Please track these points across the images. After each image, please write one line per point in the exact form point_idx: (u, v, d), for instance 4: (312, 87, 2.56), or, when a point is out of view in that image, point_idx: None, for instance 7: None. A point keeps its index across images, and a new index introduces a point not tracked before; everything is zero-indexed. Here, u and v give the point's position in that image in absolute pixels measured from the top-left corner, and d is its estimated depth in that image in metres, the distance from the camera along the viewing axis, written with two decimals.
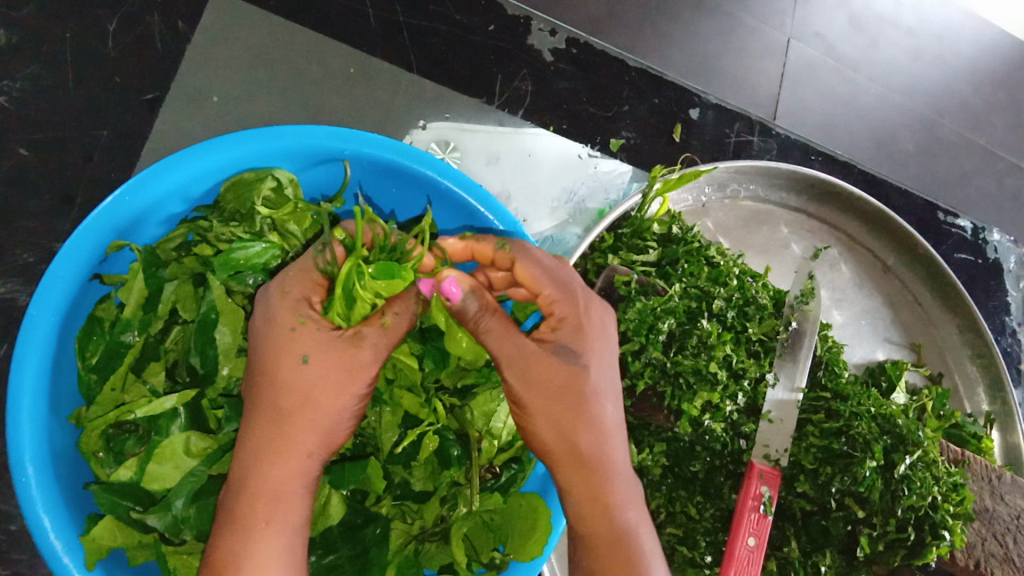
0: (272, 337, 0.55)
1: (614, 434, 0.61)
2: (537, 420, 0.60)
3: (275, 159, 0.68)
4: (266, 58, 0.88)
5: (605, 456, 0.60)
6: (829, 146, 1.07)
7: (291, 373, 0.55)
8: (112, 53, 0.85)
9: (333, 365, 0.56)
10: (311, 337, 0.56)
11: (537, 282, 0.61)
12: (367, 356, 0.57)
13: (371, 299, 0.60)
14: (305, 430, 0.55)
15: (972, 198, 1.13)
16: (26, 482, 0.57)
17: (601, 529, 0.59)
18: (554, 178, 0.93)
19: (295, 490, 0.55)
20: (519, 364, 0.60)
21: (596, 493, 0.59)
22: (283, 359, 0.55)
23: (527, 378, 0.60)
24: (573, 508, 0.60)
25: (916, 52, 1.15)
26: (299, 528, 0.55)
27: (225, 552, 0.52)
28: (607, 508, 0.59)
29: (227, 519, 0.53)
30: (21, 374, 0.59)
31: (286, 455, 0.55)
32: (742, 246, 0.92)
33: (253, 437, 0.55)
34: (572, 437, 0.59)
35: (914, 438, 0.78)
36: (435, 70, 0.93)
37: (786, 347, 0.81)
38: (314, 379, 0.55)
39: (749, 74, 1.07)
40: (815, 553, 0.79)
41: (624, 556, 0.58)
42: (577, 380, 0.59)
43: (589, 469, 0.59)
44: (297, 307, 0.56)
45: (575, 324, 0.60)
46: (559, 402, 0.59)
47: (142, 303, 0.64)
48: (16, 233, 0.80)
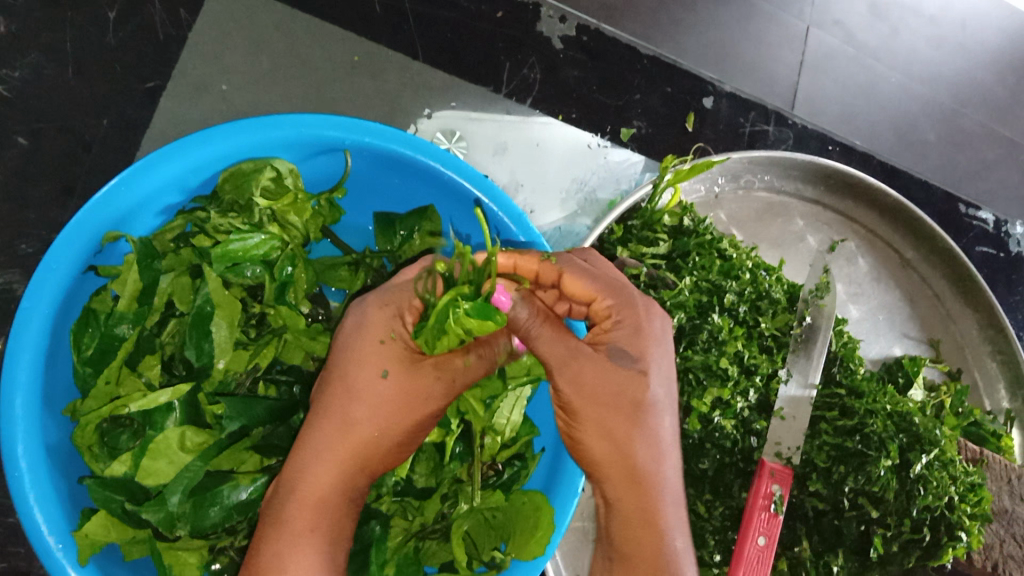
0: (359, 346, 0.55)
1: (666, 449, 0.58)
2: (587, 428, 0.58)
3: (273, 148, 0.66)
4: (269, 45, 0.87)
5: (649, 471, 0.57)
6: (846, 136, 1.05)
7: (368, 383, 0.54)
8: (113, 41, 0.84)
9: (412, 385, 0.56)
10: (404, 357, 0.55)
11: (591, 290, 0.61)
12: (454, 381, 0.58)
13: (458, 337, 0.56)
14: (371, 448, 0.55)
15: (994, 190, 1.10)
16: (18, 476, 0.57)
17: (644, 550, 0.56)
18: (563, 168, 0.91)
19: (342, 503, 0.55)
20: (575, 371, 0.58)
21: (643, 511, 0.57)
22: (367, 368, 0.54)
23: (582, 385, 0.58)
24: (617, 529, 0.58)
25: (939, 40, 1.11)
26: (342, 541, 0.55)
27: (268, 558, 0.51)
28: (653, 531, 0.57)
29: (272, 524, 0.53)
30: (15, 367, 0.58)
31: (346, 469, 0.54)
32: (755, 239, 0.90)
33: (318, 448, 0.54)
34: (627, 448, 0.57)
35: (931, 436, 0.76)
36: (441, 59, 0.92)
37: (799, 342, 0.79)
38: (388, 394, 0.55)
39: (764, 61, 1.04)
40: (827, 553, 0.77)
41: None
42: (634, 388, 0.58)
43: (635, 486, 0.57)
44: (389, 319, 0.55)
45: (630, 328, 0.59)
46: (612, 412, 0.57)
47: (137, 295, 0.62)
48: (17, 224, 0.79)
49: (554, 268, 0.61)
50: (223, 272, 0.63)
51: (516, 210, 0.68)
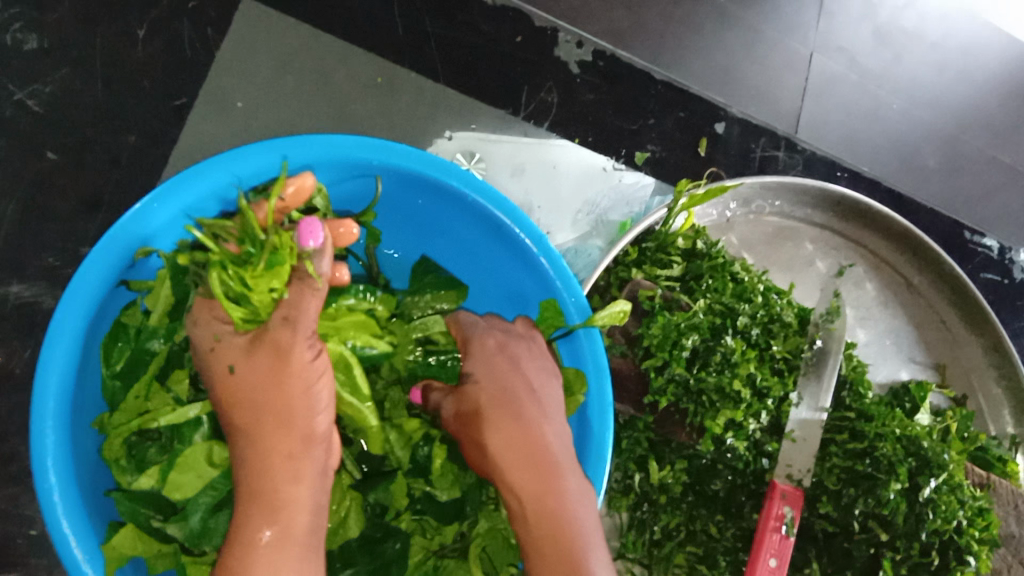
0: (204, 362, 0.60)
1: (557, 439, 0.58)
2: (476, 443, 0.60)
3: (302, 167, 0.67)
4: (293, 64, 0.89)
5: (534, 456, 0.56)
6: (854, 162, 1.07)
7: (227, 386, 0.58)
8: (141, 58, 0.85)
9: (256, 368, 0.58)
10: (230, 346, 0.59)
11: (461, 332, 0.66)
12: (286, 338, 0.58)
13: (264, 291, 0.59)
14: (273, 434, 0.57)
15: (998, 216, 1.12)
16: (47, 488, 0.56)
17: (544, 528, 0.54)
18: (577, 190, 0.93)
19: (288, 494, 0.56)
20: (458, 394, 0.62)
21: (522, 488, 0.55)
22: (216, 375, 0.59)
23: (455, 410, 0.61)
24: (520, 524, 0.55)
25: (941, 67, 1.12)
26: (307, 535, 0.55)
27: (229, 567, 0.53)
28: (544, 508, 0.54)
29: (230, 543, 0.55)
30: (46, 379, 0.58)
31: (270, 458, 0.57)
32: (765, 262, 0.92)
33: (242, 459, 0.57)
34: (490, 443, 0.58)
35: (939, 461, 0.77)
36: (461, 81, 0.93)
37: (810, 366, 0.80)
38: (244, 386, 0.58)
39: (775, 88, 1.06)
40: (836, 575, 0.78)
41: (565, 552, 0.52)
42: (486, 387, 0.60)
43: (511, 475, 0.57)
44: (210, 326, 0.60)
45: (504, 345, 0.63)
46: (475, 416, 0.60)
47: (169, 311, 0.63)
48: (43, 237, 0.80)
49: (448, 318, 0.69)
50: (237, 275, 0.59)
51: (537, 231, 0.69)
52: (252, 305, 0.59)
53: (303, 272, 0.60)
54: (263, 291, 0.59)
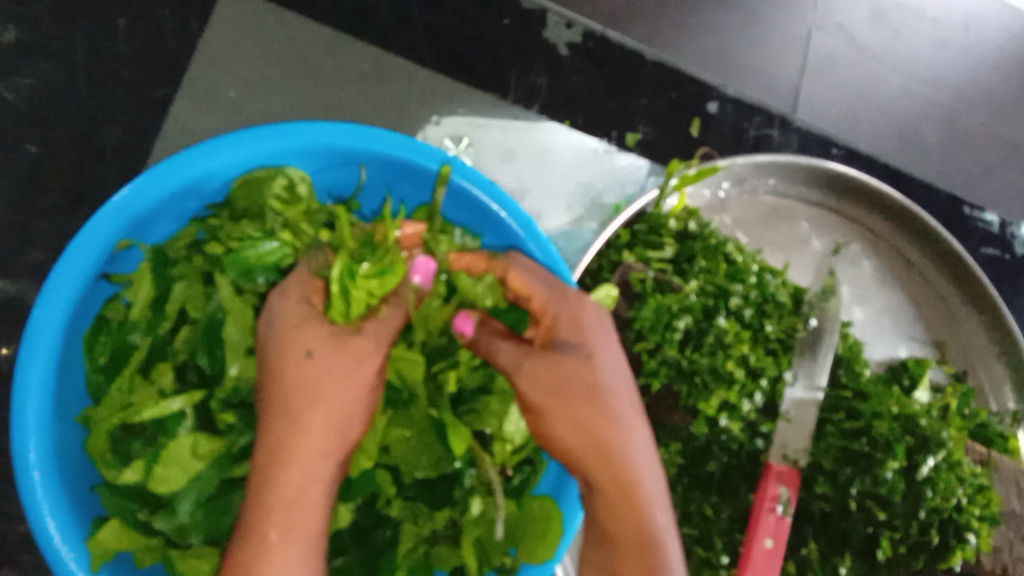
0: (279, 335, 0.56)
1: (638, 431, 0.60)
2: (553, 421, 0.60)
3: (283, 156, 0.67)
4: (277, 52, 0.88)
5: (616, 451, 0.58)
6: (850, 138, 1.05)
7: (297, 370, 0.55)
8: (123, 49, 0.85)
9: (337, 361, 0.56)
10: (315, 332, 0.56)
11: (528, 287, 0.63)
12: (369, 347, 0.58)
13: (366, 296, 0.61)
14: (320, 429, 0.55)
15: (998, 192, 1.10)
16: (31, 484, 0.57)
17: (626, 527, 0.57)
18: (569, 174, 0.92)
19: (308, 494, 0.54)
20: (532, 371, 0.61)
21: (624, 484, 0.58)
22: (290, 355, 0.55)
23: (538, 384, 0.60)
24: (603, 514, 0.59)
25: (940, 43, 1.11)
26: (315, 535, 0.55)
27: (237, 562, 0.53)
28: (635, 509, 0.57)
29: (243, 534, 0.54)
30: (28, 375, 0.58)
31: (306, 451, 0.55)
32: (759, 243, 0.90)
33: (276, 443, 0.55)
34: (593, 433, 0.59)
35: (937, 438, 0.77)
36: (448, 65, 0.92)
37: (805, 345, 0.79)
38: (318, 376, 0.55)
39: (769, 66, 1.05)
40: (834, 556, 0.77)
41: (649, 558, 0.57)
42: (584, 373, 0.60)
43: (612, 466, 0.58)
44: (300, 305, 0.58)
45: (571, 321, 0.62)
46: (567, 400, 0.59)
47: (150, 303, 0.64)
48: (28, 231, 0.80)
49: (501, 265, 0.65)
50: (352, 269, 0.61)
51: (524, 216, 0.70)
52: (350, 298, 0.60)
53: (402, 299, 0.64)
54: (366, 295, 0.61)
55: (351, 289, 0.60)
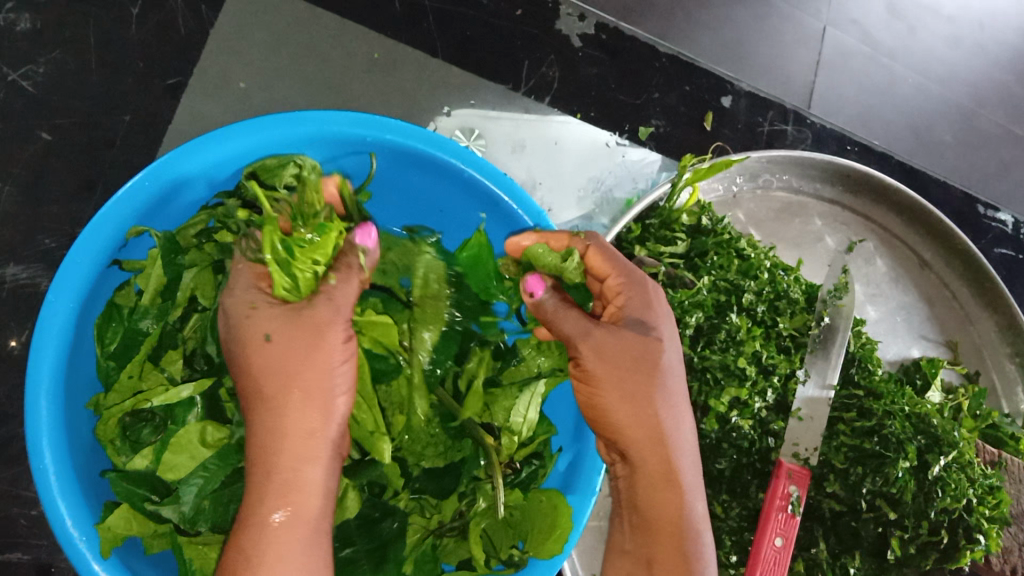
0: (233, 325, 0.56)
1: (687, 422, 0.62)
2: (610, 395, 0.60)
3: (296, 145, 0.66)
4: (289, 42, 0.87)
5: (664, 436, 0.60)
6: (865, 135, 1.04)
7: (260, 355, 0.55)
8: (135, 37, 0.84)
9: (297, 337, 0.55)
10: (266, 315, 0.55)
11: (607, 267, 0.64)
12: (324, 315, 0.56)
13: (309, 264, 0.58)
14: (297, 409, 0.54)
15: (1015, 191, 1.09)
16: (44, 469, 0.57)
17: (666, 511, 0.59)
18: (581, 167, 0.91)
19: (305, 475, 0.54)
20: (602, 342, 0.60)
21: (670, 469, 0.59)
22: (249, 343, 0.55)
23: (605, 355, 0.60)
24: (642, 494, 0.60)
25: (955, 40, 1.10)
26: (319, 517, 0.54)
27: (237, 556, 0.51)
28: (678, 497, 0.59)
29: (241, 523, 0.52)
30: (40, 360, 0.58)
31: (288, 435, 0.54)
32: (773, 239, 0.89)
33: (265, 430, 0.54)
34: (650, 411, 0.60)
35: (949, 438, 0.75)
36: (460, 57, 0.92)
37: (817, 343, 0.78)
38: (279, 355, 0.54)
39: (784, 61, 1.04)
40: (844, 555, 0.77)
41: (686, 543, 0.58)
42: (651, 353, 0.61)
43: (662, 448, 0.60)
44: (249, 293, 0.57)
45: (641, 302, 0.62)
46: (633, 375, 0.60)
47: (160, 291, 0.63)
48: (39, 218, 0.80)
49: (579, 241, 0.65)
50: (285, 242, 0.58)
51: (536, 209, 0.69)
52: (296, 275, 0.57)
53: (348, 260, 0.61)
54: (309, 263, 0.58)
55: (290, 263, 0.57)
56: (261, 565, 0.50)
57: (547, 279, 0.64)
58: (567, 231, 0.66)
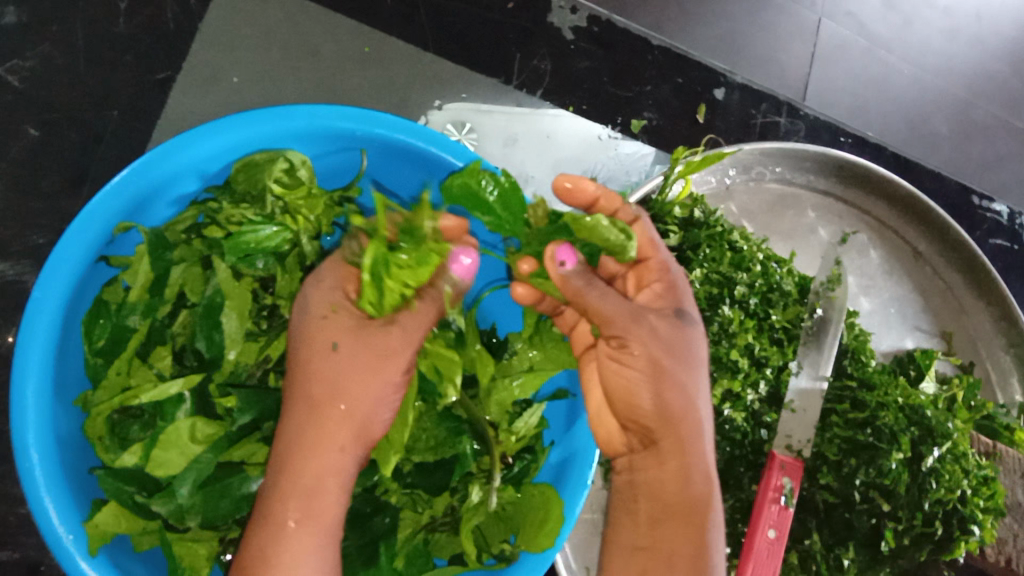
0: (306, 323, 0.57)
1: (711, 418, 0.61)
2: (658, 378, 0.58)
3: (285, 139, 0.66)
4: (278, 36, 0.87)
5: (698, 428, 0.59)
6: (859, 127, 1.04)
7: (322, 361, 0.55)
8: (123, 32, 0.84)
9: (364, 356, 0.56)
10: (338, 325, 0.56)
11: (649, 250, 0.65)
12: (394, 343, 0.57)
13: (399, 287, 0.58)
14: (339, 423, 0.55)
15: (1009, 182, 1.09)
16: (30, 466, 0.57)
17: (693, 505, 0.57)
18: (572, 161, 0.91)
19: (327, 486, 0.55)
20: (652, 323, 0.59)
21: (701, 461, 0.58)
22: (316, 347, 0.55)
23: (656, 335, 0.59)
24: (669, 485, 0.58)
25: (954, 30, 1.10)
26: (332, 528, 0.55)
27: (255, 550, 0.53)
28: (706, 489, 0.58)
29: (262, 515, 0.54)
30: (26, 358, 0.58)
31: (323, 446, 0.55)
32: (766, 231, 0.89)
33: (302, 431, 0.55)
34: (691, 398, 0.59)
35: (942, 429, 0.76)
36: (452, 50, 0.91)
37: (810, 335, 0.78)
38: (343, 368, 0.55)
39: (777, 52, 1.03)
40: (837, 546, 0.77)
41: (710, 539, 0.56)
42: (693, 342, 0.61)
43: (695, 439, 0.58)
44: (329, 296, 0.57)
45: (680, 293, 0.63)
46: (679, 360, 0.59)
47: (148, 287, 0.63)
48: (27, 214, 0.79)
49: (629, 217, 0.66)
50: (387, 258, 0.57)
51: None
52: (381, 287, 0.57)
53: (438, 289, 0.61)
54: (399, 287, 0.57)
55: (383, 282, 0.57)
56: (276, 566, 0.52)
57: (577, 252, 0.60)
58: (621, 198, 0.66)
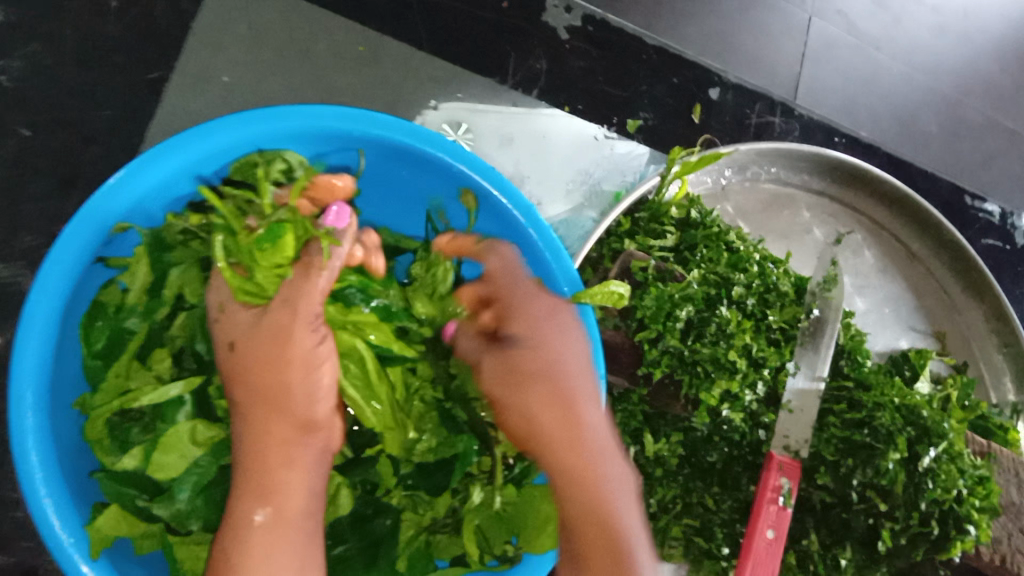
0: (215, 334, 0.60)
1: (585, 417, 0.56)
2: (508, 416, 0.59)
3: (284, 140, 0.65)
4: (273, 35, 0.86)
5: (562, 440, 0.55)
6: (852, 127, 1.04)
7: (228, 360, 0.59)
8: (115, 31, 0.83)
9: (259, 342, 0.57)
10: (232, 324, 0.59)
11: (494, 276, 0.63)
12: (286, 318, 0.58)
13: (271, 265, 0.59)
14: (266, 414, 0.57)
15: (998, 180, 1.10)
16: (29, 470, 0.55)
17: (576, 514, 0.52)
18: (569, 161, 0.91)
19: (280, 480, 0.56)
20: (489, 360, 0.61)
21: (571, 468, 0.54)
22: (221, 351, 0.59)
23: (492, 369, 0.61)
24: (557, 503, 0.55)
25: (941, 29, 1.10)
26: (302, 516, 0.56)
27: (220, 554, 0.53)
28: (580, 492, 0.53)
29: (225, 524, 0.55)
30: (24, 357, 0.56)
31: (257, 441, 0.57)
32: (761, 231, 0.89)
33: (242, 434, 0.57)
34: (530, 414, 0.57)
35: (938, 429, 0.75)
36: (447, 50, 0.91)
37: (807, 335, 0.79)
38: (247, 360, 0.57)
39: (769, 52, 1.04)
40: (835, 547, 0.78)
41: (599, 543, 0.51)
42: (522, 356, 0.58)
43: (559, 451, 0.55)
44: (221, 297, 0.61)
45: (519, 302, 0.61)
46: (511, 383, 0.58)
47: (146, 288, 0.64)
48: (20, 216, 0.79)
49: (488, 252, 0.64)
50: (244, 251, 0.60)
51: (525, 202, 0.68)
52: (258, 281, 0.60)
53: (314, 249, 0.60)
54: (270, 264, 0.59)
55: (252, 268, 0.59)
56: (243, 561, 0.52)
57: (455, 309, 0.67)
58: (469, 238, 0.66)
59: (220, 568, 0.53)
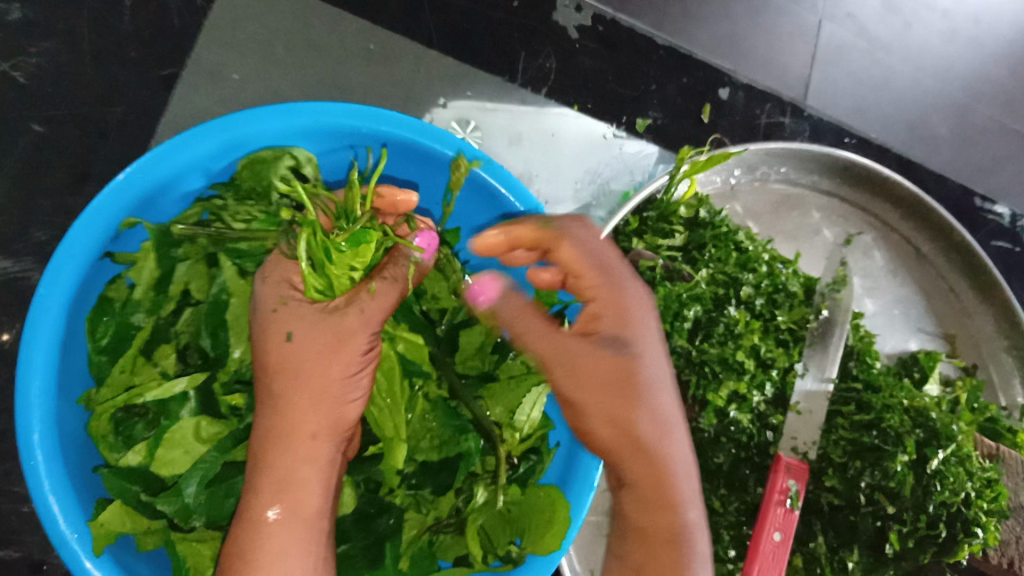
0: (261, 320, 0.57)
1: (673, 428, 0.60)
2: (590, 410, 0.62)
3: (291, 137, 0.66)
4: (283, 32, 0.86)
5: (661, 453, 0.59)
6: (862, 128, 1.04)
7: (278, 351, 0.56)
8: (127, 28, 0.83)
9: (318, 336, 0.57)
10: (295, 313, 0.57)
11: (580, 266, 0.64)
12: (354, 323, 0.57)
13: (346, 271, 0.59)
14: (306, 410, 0.56)
15: (1011, 184, 1.08)
16: (35, 465, 0.56)
17: (656, 521, 0.57)
18: (577, 159, 0.91)
19: (303, 477, 0.55)
20: (569, 360, 0.62)
21: (654, 477, 0.58)
22: (270, 339, 0.56)
23: (578, 372, 0.62)
24: (632, 505, 0.59)
25: (952, 34, 1.09)
26: (316, 517, 0.55)
27: (235, 549, 0.52)
28: (664, 504, 0.57)
29: (240, 516, 0.54)
30: (31, 352, 0.57)
31: (291, 436, 0.55)
32: (770, 232, 0.89)
33: (271, 429, 0.56)
34: (631, 421, 0.60)
35: (948, 432, 0.75)
36: (457, 48, 0.91)
37: (815, 336, 0.78)
38: (299, 356, 0.56)
39: (781, 53, 1.03)
40: (842, 549, 0.76)
41: (677, 551, 0.55)
42: (627, 367, 0.61)
43: (646, 458, 0.59)
44: (278, 288, 0.58)
45: (616, 312, 0.63)
46: (609, 390, 0.61)
47: (153, 284, 0.62)
48: (30, 211, 0.79)
49: (551, 235, 0.65)
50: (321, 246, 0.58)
51: (533, 201, 0.69)
52: (330, 280, 0.59)
53: (397, 268, 0.61)
54: (346, 270, 0.59)
55: (325, 267, 0.58)
56: (258, 560, 0.51)
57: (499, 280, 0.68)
58: (533, 223, 0.65)
59: (235, 564, 0.52)
